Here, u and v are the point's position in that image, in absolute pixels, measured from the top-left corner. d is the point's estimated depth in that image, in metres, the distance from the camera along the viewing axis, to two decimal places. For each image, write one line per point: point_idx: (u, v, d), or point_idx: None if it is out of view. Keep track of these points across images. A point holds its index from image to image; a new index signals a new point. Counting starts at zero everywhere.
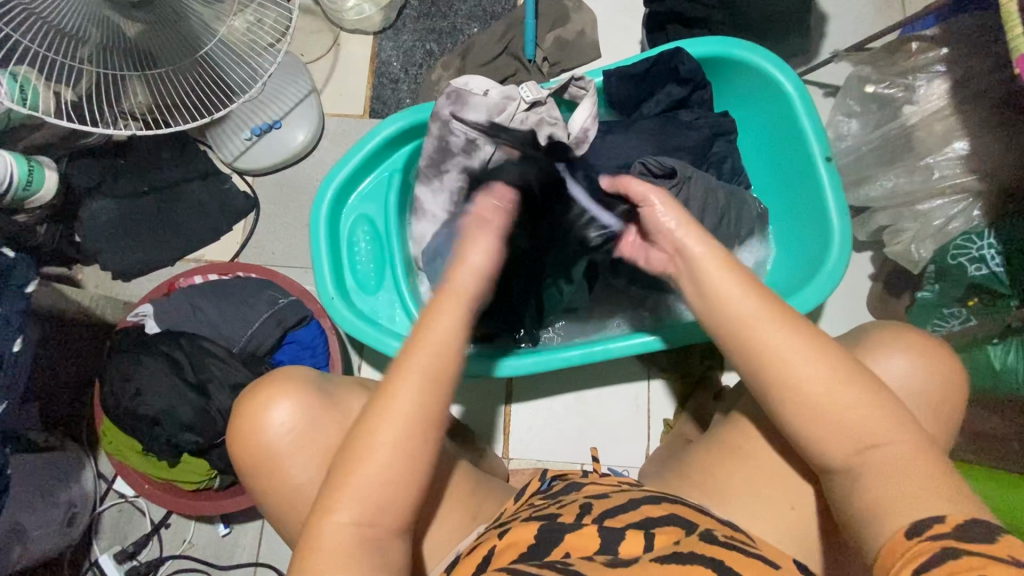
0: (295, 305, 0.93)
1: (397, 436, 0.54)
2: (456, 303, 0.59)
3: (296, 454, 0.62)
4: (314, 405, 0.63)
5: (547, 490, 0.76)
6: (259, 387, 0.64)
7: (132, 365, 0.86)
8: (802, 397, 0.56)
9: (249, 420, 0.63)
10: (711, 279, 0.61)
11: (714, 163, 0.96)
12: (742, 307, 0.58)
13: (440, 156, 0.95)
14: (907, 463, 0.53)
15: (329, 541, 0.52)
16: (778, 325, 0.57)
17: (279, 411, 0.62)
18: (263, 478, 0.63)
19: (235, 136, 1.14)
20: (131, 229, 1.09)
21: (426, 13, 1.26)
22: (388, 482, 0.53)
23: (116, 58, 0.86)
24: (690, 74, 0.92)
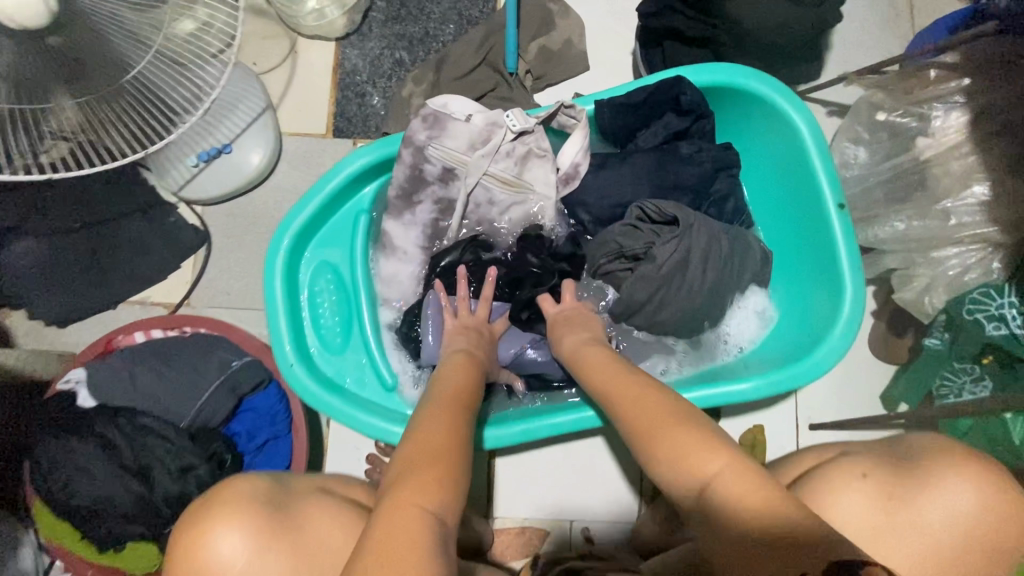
0: (251, 368, 0.83)
1: (443, 448, 0.56)
2: (461, 359, 0.75)
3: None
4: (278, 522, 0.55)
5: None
6: (202, 511, 0.55)
7: (62, 447, 0.75)
8: (644, 435, 0.57)
9: (192, 553, 0.53)
10: (585, 357, 0.72)
11: (715, 202, 0.87)
12: (601, 378, 0.67)
13: (412, 185, 0.85)
14: (738, 493, 0.50)
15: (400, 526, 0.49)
16: (620, 389, 0.63)
17: (228, 542, 0.52)
18: None
19: (179, 163, 1.00)
20: (62, 271, 0.97)
21: (395, 16, 1.13)
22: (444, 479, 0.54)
23: (37, 89, 0.69)
24: (691, 104, 0.82)
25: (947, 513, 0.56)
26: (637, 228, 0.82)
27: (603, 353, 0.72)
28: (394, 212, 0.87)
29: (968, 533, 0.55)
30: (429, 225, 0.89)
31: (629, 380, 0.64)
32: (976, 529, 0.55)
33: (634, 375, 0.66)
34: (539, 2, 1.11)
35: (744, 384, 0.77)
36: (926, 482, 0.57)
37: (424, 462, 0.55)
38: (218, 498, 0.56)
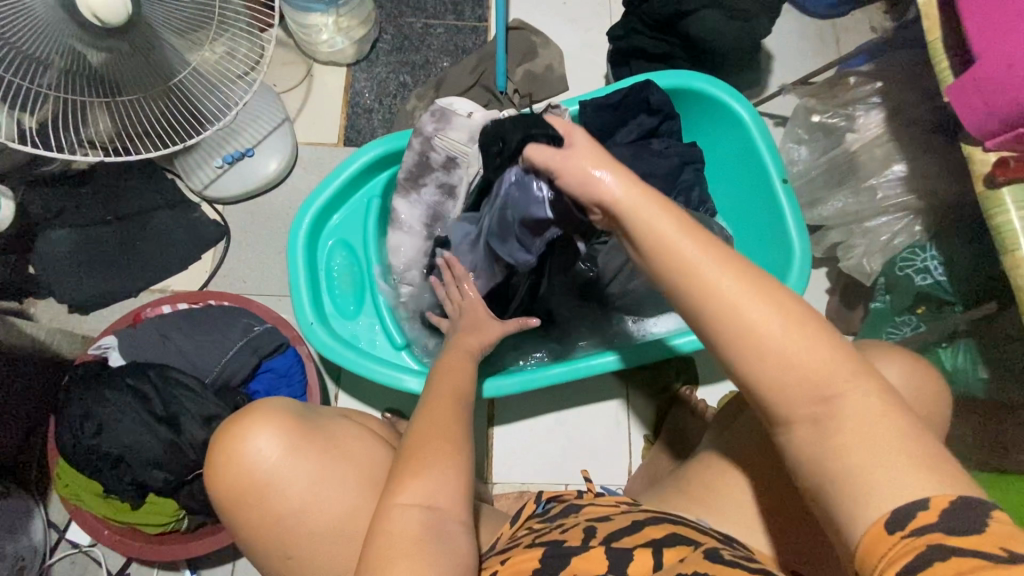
0: (271, 333, 0.91)
1: (434, 452, 0.61)
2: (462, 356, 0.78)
3: (287, 475, 0.61)
4: (293, 432, 0.62)
5: (546, 512, 0.74)
6: (234, 422, 0.63)
7: (93, 400, 0.82)
8: (751, 337, 0.44)
9: (225, 456, 0.61)
10: (651, 223, 0.47)
11: (682, 191, 1.02)
12: (677, 254, 0.46)
13: (419, 169, 0.96)
14: (878, 419, 0.42)
15: (397, 525, 0.55)
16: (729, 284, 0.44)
17: (261, 450, 0.60)
18: (256, 510, 0.61)
19: (205, 164, 1.12)
20: (92, 258, 1.05)
21: (399, 47, 1.30)
22: (448, 475, 0.60)
23: (78, 86, 0.85)
24: (659, 104, 0.98)
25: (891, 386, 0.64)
26: None
27: (679, 223, 0.47)
28: (402, 191, 0.97)
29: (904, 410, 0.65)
30: (432, 205, 0.98)
31: (730, 263, 0.45)
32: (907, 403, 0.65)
33: (735, 256, 0.46)
34: (523, 33, 1.29)
35: None
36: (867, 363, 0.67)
37: (421, 454, 0.61)
38: (246, 415, 0.63)
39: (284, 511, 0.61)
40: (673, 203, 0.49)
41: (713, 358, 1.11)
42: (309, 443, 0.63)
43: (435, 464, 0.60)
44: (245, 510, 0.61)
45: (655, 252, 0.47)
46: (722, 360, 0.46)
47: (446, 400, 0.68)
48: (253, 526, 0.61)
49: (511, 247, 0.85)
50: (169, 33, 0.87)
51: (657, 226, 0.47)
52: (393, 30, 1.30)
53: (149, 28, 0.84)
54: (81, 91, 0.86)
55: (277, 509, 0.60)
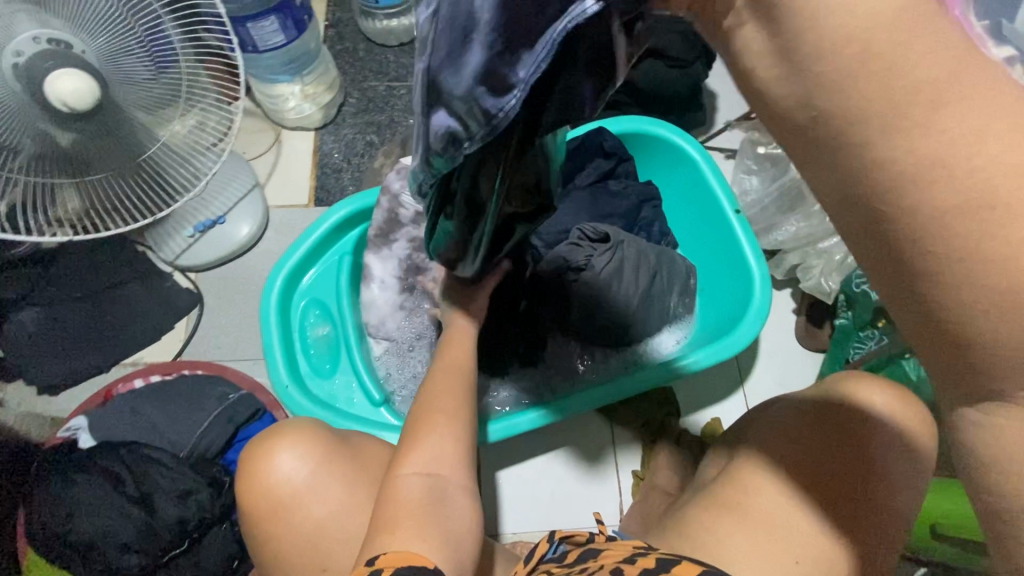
0: (247, 399, 0.90)
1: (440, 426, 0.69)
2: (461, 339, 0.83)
3: (317, 482, 0.69)
4: (315, 444, 0.71)
5: (564, 558, 0.69)
6: (266, 440, 0.72)
7: (65, 485, 0.79)
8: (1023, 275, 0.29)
9: (257, 470, 0.70)
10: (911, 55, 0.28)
11: (644, 227, 1.07)
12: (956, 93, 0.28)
13: (389, 226, 0.98)
14: None
15: (402, 493, 0.63)
16: (967, 139, 0.28)
17: (286, 462, 0.69)
18: (290, 517, 0.69)
19: (177, 235, 1.13)
20: (63, 336, 1.04)
21: (365, 109, 1.35)
22: (451, 460, 0.68)
23: (46, 167, 0.87)
24: (613, 148, 1.04)
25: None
26: (579, 245, 0.97)
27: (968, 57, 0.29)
28: (373, 248, 0.99)
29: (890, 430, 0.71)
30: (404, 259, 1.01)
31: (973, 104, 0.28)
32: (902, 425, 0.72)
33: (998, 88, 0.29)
34: None
35: (686, 360, 0.94)
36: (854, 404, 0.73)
37: (421, 435, 0.69)
38: (277, 433, 0.72)
39: (311, 515, 0.69)
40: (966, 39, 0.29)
41: (692, 387, 1.13)
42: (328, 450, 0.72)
43: (433, 444, 0.68)
44: (277, 522, 0.69)
45: (856, 76, 0.29)
46: (925, 280, 0.31)
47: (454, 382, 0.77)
48: (285, 536, 0.69)
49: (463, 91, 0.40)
50: (139, 111, 0.90)
51: (849, 30, 0.28)
52: (358, 93, 1.35)
53: (116, 108, 0.87)
54: (48, 171, 0.88)
55: (305, 513, 0.69)
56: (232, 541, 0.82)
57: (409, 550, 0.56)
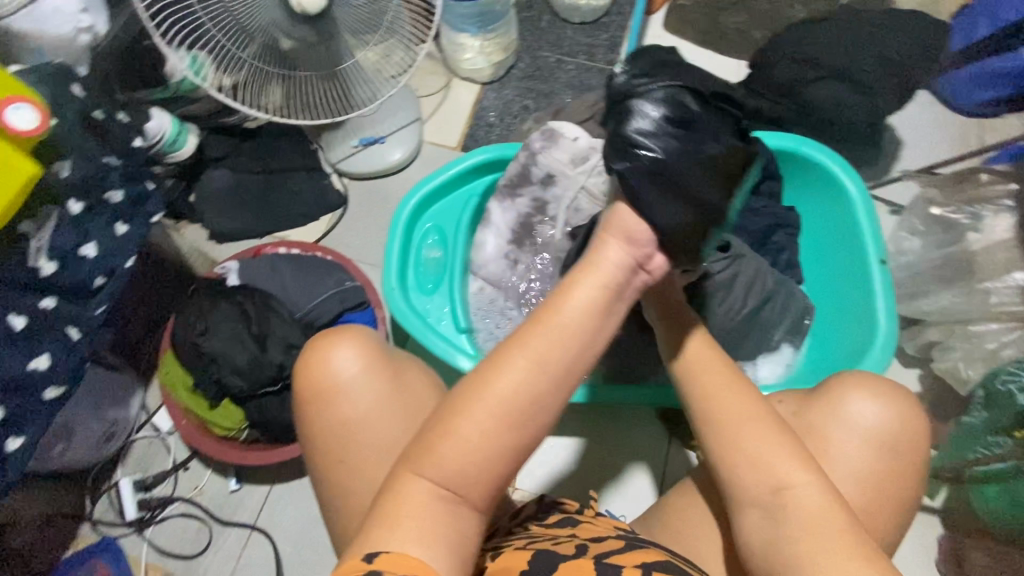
0: (359, 289, 1.02)
1: (485, 418, 0.53)
2: (588, 306, 0.57)
3: (358, 390, 0.66)
4: (371, 350, 0.68)
5: (545, 518, 0.70)
6: (330, 332, 0.69)
7: (208, 307, 0.96)
8: (718, 419, 0.61)
9: (314, 355, 0.67)
10: (674, 319, 0.69)
11: (771, 251, 1.01)
12: (695, 353, 0.66)
13: (519, 179, 1.04)
14: (821, 510, 0.55)
15: (413, 498, 0.52)
16: (733, 403, 0.61)
17: (343, 355, 0.66)
18: (323, 412, 0.66)
19: (344, 143, 1.30)
20: (238, 198, 1.25)
21: (531, 75, 1.42)
22: (484, 459, 0.53)
23: (267, 60, 1.05)
24: (763, 162, 0.99)
25: (848, 426, 0.66)
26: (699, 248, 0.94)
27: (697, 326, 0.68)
28: (499, 196, 1.06)
29: (865, 433, 0.66)
30: (522, 216, 1.06)
31: (737, 392, 0.62)
32: (879, 429, 0.66)
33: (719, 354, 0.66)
34: None
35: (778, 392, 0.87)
36: (834, 404, 0.67)
37: (467, 406, 0.54)
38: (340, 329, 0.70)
39: (348, 411, 0.66)
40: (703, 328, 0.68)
41: None
42: (382, 360, 0.68)
43: (475, 431, 0.53)
44: (313, 407, 0.66)
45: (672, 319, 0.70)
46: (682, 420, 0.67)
47: (542, 358, 0.55)
48: (311, 421, 0.66)
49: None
50: (348, 31, 1.06)
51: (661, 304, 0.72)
52: (529, 60, 1.43)
53: (334, 21, 1.02)
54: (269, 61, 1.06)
55: (339, 409, 0.66)
56: None
57: (414, 556, 0.49)
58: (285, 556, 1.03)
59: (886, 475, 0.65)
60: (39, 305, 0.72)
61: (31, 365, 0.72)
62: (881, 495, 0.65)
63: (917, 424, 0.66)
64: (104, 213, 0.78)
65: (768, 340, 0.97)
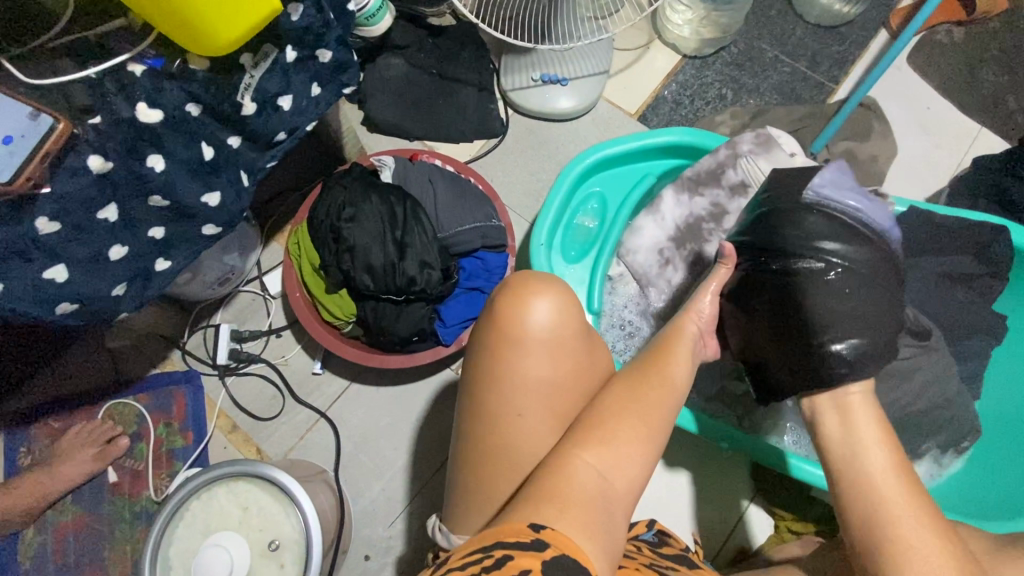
0: (504, 231, 0.97)
1: (631, 431, 0.59)
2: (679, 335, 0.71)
3: (548, 346, 0.63)
4: (571, 307, 0.65)
5: (657, 545, 0.69)
6: (533, 275, 0.66)
7: (358, 195, 0.93)
8: (897, 550, 0.57)
9: (516, 296, 0.64)
10: (857, 422, 0.66)
11: (960, 354, 0.89)
12: (868, 464, 0.62)
13: (708, 177, 0.94)
14: None
15: (577, 483, 0.53)
16: (916, 533, 0.58)
17: (546, 302, 0.63)
18: (507, 353, 0.63)
19: (524, 73, 1.22)
20: (403, 92, 1.20)
21: (739, 64, 1.27)
22: (636, 458, 0.58)
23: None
24: (998, 256, 0.85)
25: None
26: None
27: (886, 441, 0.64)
28: (679, 186, 0.96)
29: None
30: (696, 216, 0.95)
31: (925, 525, 0.58)
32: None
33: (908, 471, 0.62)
34: (868, 115, 1.19)
35: None
36: None
37: (615, 413, 0.60)
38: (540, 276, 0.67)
39: (535, 369, 0.62)
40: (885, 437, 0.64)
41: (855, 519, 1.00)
42: (579, 326, 0.65)
43: (624, 439, 0.58)
44: (501, 347, 0.63)
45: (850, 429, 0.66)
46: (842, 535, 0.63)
47: (664, 387, 0.64)
48: (489, 366, 0.63)
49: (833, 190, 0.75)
50: None
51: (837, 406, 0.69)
52: (743, 47, 1.28)
53: None
54: None
55: (524, 358, 0.63)
56: (425, 323, 0.93)
57: (581, 543, 0.48)
58: (344, 454, 1.04)
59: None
60: (226, 141, 0.70)
61: (204, 200, 0.69)
62: None
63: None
64: (309, 71, 0.73)
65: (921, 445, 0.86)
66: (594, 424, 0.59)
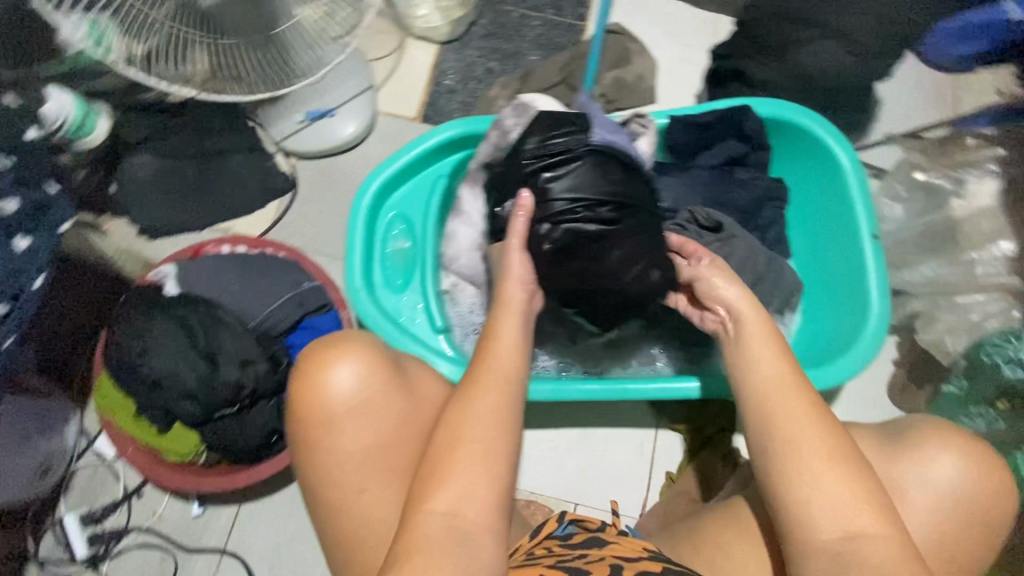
0: (319, 291, 0.92)
1: (474, 455, 0.57)
2: (518, 323, 0.69)
3: (358, 412, 0.58)
4: (368, 362, 0.60)
5: (568, 538, 0.67)
6: (319, 348, 0.61)
7: (142, 324, 0.84)
8: (795, 458, 0.59)
9: (306, 379, 0.59)
10: (746, 344, 0.66)
11: (760, 227, 0.97)
12: (763, 385, 0.63)
13: (492, 161, 0.94)
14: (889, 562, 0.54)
15: (426, 539, 0.52)
16: (813, 441, 0.59)
17: (337, 374, 0.58)
18: (320, 440, 0.58)
19: (287, 118, 1.15)
20: (167, 188, 1.10)
21: (494, 33, 1.28)
22: (492, 484, 0.56)
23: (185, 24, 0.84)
24: (752, 132, 0.93)
25: (934, 487, 0.65)
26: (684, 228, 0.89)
27: (779, 356, 0.64)
28: (471, 180, 0.96)
29: (944, 496, 0.65)
30: None
31: (820, 431, 0.59)
32: (956, 494, 0.65)
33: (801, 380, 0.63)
34: (620, 39, 1.25)
35: None
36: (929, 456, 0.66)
37: (455, 448, 0.57)
38: (331, 340, 0.62)
39: (357, 438, 0.58)
40: (783, 354, 0.65)
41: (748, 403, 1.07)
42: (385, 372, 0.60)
43: (467, 470, 0.56)
44: (314, 436, 0.58)
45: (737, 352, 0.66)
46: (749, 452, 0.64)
47: (504, 389, 0.62)
48: (310, 458, 0.59)
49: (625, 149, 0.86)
50: None
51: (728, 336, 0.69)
52: (491, 16, 1.29)
53: None
54: (187, 22, 0.84)
55: (338, 440, 0.58)
56: (276, 420, 0.86)
57: None
58: None
59: (951, 536, 0.65)
60: None
61: None
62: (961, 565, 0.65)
63: (1000, 500, 0.65)
64: None
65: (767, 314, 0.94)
66: (433, 465, 0.57)
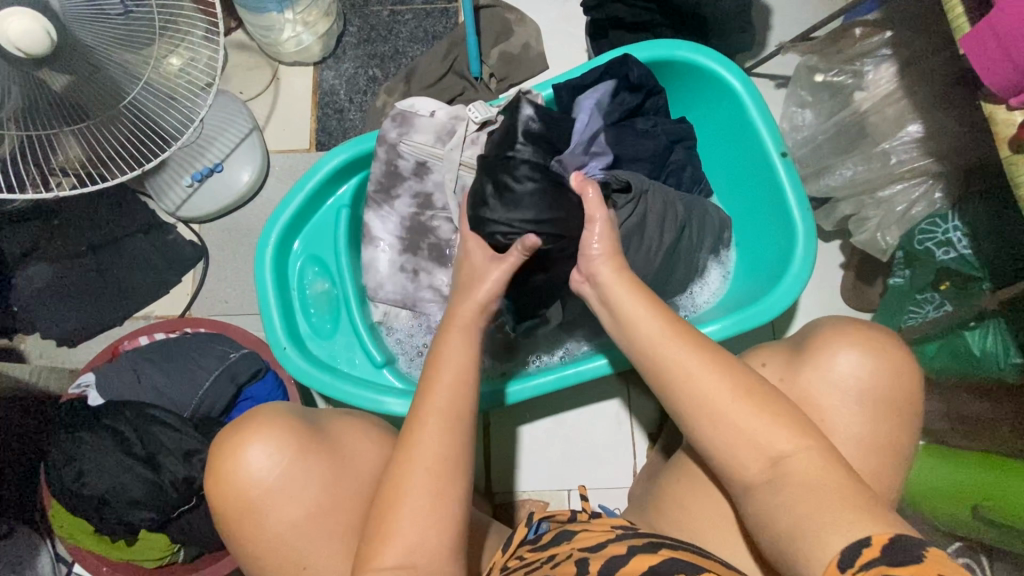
0: (247, 359, 0.88)
1: (417, 491, 0.58)
2: (447, 349, 0.66)
3: (284, 482, 0.62)
4: (279, 436, 0.63)
5: (538, 541, 0.66)
6: (233, 434, 0.64)
7: (73, 444, 0.80)
8: (705, 407, 0.60)
9: (226, 469, 0.63)
10: (622, 305, 0.69)
11: (673, 172, 0.94)
12: (656, 343, 0.65)
13: (389, 179, 0.90)
14: (818, 474, 0.55)
15: None
16: (725, 389, 0.60)
17: (253, 455, 0.62)
18: (257, 517, 0.62)
19: (175, 184, 1.08)
20: (69, 292, 1.03)
21: (366, 39, 1.21)
22: (429, 520, 0.57)
23: (41, 116, 0.70)
24: (639, 80, 0.89)
25: (838, 383, 0.67)
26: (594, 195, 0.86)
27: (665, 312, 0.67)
28: (373, 204, 0.91)
29: (857, 390, 0.66)
30: (407, 217, 0.92)
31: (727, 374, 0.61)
32: (866, 385, 0.66)
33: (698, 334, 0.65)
34: (496, 11, 1.19)
35: (712, 326, 0.82)
36: (827, 352, 0.68)
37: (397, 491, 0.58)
38: (244, 422, 0.65)
39: (287, 515, 0.62)
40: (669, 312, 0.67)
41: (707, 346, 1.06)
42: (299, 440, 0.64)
43: (410, 505, 0.58)
44: (251, 517, 0.62)
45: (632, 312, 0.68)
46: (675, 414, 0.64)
47: (434, 416, 0.61)
48: (255, 538, 0.62)
49: (581, 156, 0.86)
50: (117, 51, 0.72)
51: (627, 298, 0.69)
52: (359, 21, 1.22)
53: (88, 47, 0.69)
54: (44, 123, 0.72)
55: (275, 513, 0.62)
56: None
57: None
58: None
59: (879, 428, 0.66)
60: None
61: None
62: (897, 450, 0.67)
63: (909, 377, 0.67)
64: None
65: (700, 258, 0.92)
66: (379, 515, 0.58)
